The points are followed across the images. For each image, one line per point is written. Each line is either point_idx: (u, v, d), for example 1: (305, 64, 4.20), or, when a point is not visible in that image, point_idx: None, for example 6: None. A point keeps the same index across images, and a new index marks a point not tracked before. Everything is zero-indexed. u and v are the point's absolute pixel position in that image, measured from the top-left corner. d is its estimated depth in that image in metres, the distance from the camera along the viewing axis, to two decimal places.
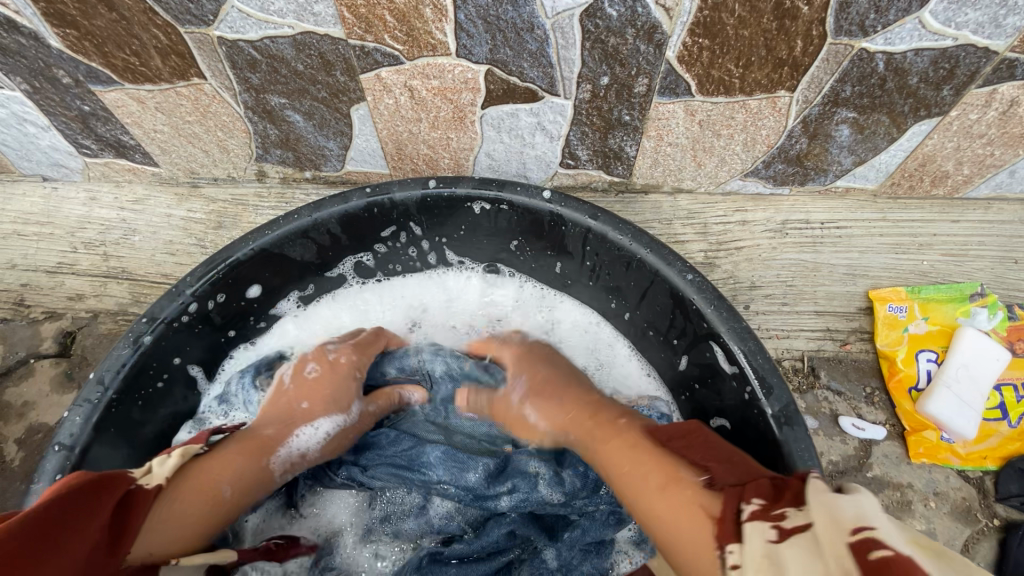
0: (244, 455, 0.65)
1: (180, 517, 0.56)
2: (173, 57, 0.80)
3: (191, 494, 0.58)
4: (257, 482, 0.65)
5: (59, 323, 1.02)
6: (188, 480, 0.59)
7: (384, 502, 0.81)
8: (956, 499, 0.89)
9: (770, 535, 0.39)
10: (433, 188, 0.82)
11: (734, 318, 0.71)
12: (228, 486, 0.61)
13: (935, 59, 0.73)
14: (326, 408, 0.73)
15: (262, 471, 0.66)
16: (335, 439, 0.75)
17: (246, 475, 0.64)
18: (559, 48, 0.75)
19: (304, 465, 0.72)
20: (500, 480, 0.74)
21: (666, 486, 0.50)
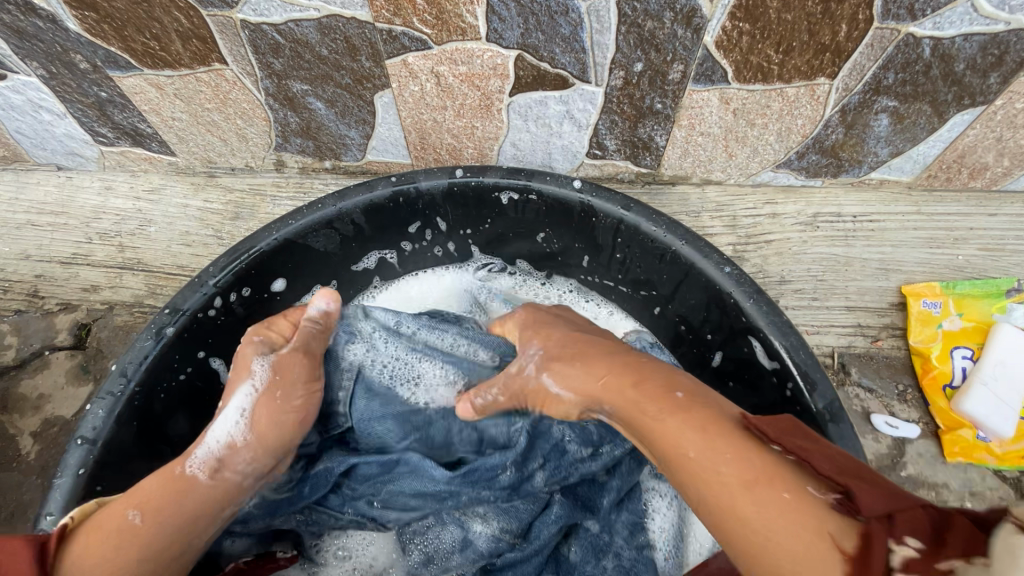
0: (151, 479, 0.61)
1: (91, 554, 0.53)
2: (195, 41, 0.77)
3: (98, 526, 0.56)
4: (182, 492, 0.61)
5: (74, 315, 1.00)
6: (92, 519, 0.57)
7: (421, 544, 0.76)
8: (993, 499, 0.87)
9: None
10: (460, 177, 0.80)
11: (775, 312, 0.69)
12: (134, 510, 0.57)
13: (984, 44, 0.70)
14: (238, 384, 0.70)
15: (179, 480, 0.61)
16: (256, 411, 0.69)
17: (157, 491, 0.60)
18: (593, 33, 0.72)
19: (243, 453, 0.67)
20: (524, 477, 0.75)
21: (755, 482, 0.43)
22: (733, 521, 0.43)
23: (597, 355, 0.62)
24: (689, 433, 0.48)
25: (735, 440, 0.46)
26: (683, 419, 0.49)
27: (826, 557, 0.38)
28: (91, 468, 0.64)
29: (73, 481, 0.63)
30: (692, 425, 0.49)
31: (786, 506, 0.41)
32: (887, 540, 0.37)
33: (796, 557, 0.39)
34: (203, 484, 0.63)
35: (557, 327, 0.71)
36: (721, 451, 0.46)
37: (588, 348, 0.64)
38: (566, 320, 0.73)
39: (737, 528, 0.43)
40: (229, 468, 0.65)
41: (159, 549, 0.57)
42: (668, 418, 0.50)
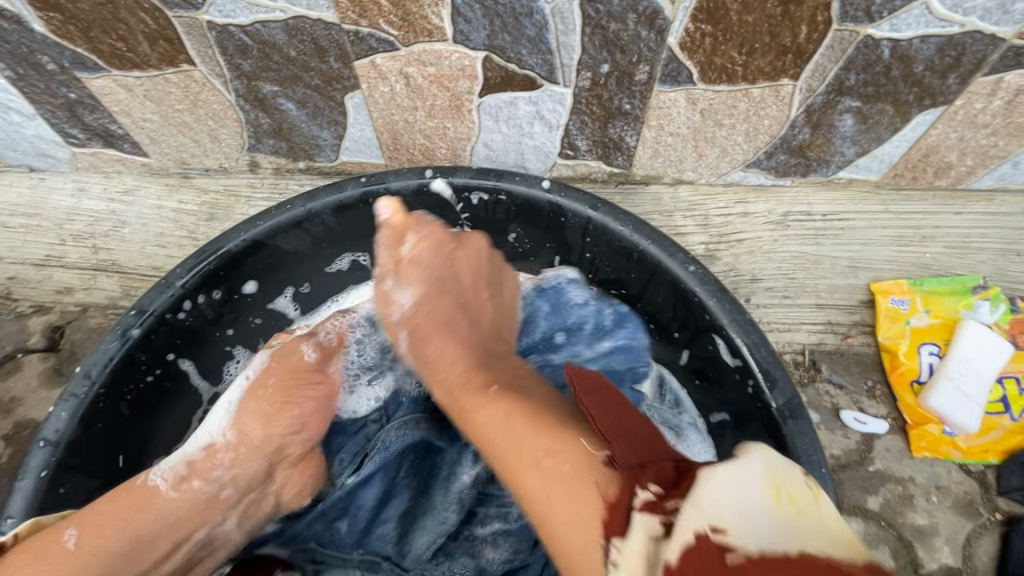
0: (119, 490, 0.65)
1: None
2: (162, 42, 0.77)
3: (35, 545, 0.59)
4: (135, 510, 0.63)
5: (47, 318, 0.99)
6: (37, 534, 0.60)
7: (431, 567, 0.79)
8: (959, 493, 0.88)
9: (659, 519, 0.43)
10: (430, 178, 0.80)
11: (737, 310, 0.70)
12: (72, 529, 0.60)
13: (941, 46, 0.71)
14: (249, 401, 0.72)
15: (138, 493, 0.64)
16: (244, 406, 0.72)
17: (103, 510, 0.62)
18: (558, 34, 0.73)
19: (222, 453, 0.69)
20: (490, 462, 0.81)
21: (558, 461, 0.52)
22: (530, 495, 0.52)
23: (448, 329, 0.72)
24: (500, 429, 0.58)
25: (548, 435, 0.55)
26: (501, 416, 0.59)
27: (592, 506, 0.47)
28: (53, 471, 0.65)
29: (35, 483, 0.64)
30: (510, 412, 0.58)
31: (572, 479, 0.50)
32: (634, 489, 0.46)
33: (568, 525, 0.48)
34: (164, 497, 0.65)
35: (450, 275, 0.76)
36: (523, 445, 0.55)
37: (439, 317, 0.73)
38: (456, 260, 0.77)
39: (530, 502, 0.52)
40: (197, 476, 0.68)
41: (93, 573, 0.59)
42: (495, 406, 0.60)
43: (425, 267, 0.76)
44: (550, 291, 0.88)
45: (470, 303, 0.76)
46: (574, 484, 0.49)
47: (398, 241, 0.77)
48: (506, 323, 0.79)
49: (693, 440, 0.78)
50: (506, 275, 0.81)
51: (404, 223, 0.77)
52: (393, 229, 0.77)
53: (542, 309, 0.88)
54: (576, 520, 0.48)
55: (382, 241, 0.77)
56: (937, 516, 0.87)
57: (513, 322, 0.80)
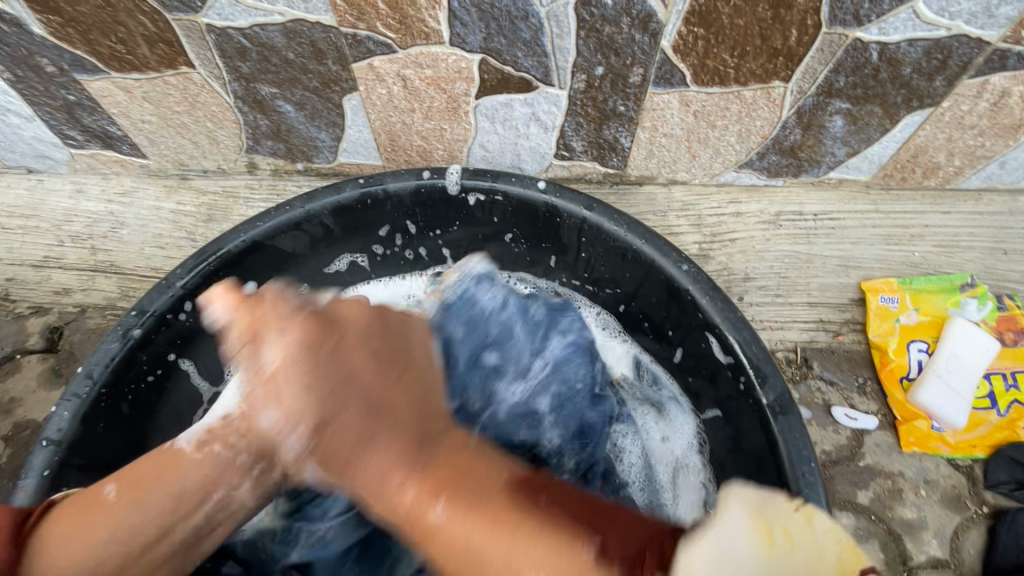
0: (146, 458, 0.62)
1: (66, 530, 0.56)
2: (161, 45, 0.78)
3: (71, 509, 0.58)
4: (164, 472, 0.60)
5: (46, 318, 1.00)
6: (76, 495, 0.59)
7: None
8: (947, 487, 0.90)
9: None
10: (427, 179, 0.81)
11: (729, 308, 0.71)
12: (111, 484, 0.59)
13: (928, 49, 0.73)
14: (257, 377, 0.65)
15: (162, 456, 0.61)
16: (261, 384, 0.65)
17: (139, 470, 0.60)
18: (553, 37, 0.74)
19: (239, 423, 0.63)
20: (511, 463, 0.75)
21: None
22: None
23: (368, 434, 0.53)
24: (459, 550, 0.47)
25: (507, 543, 0.46)
26: (455, 540, 0.47)
27: None
28: (56, 469, 0.65)
29: (38, 481, 0.64)
30: (478, 522, 0.47)
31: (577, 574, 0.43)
32: None
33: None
34: (189, 458, 0.61)
35: (342, 360, 0.56)
36: (494, 563, 0.45)
37: (346, 416, 0.54)
38: (345, 352, 0.57)
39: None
40: (219, 442, 0.62)
41: (132, 528, 0.57)
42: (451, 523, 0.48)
43: (323, 338, 0.57)
44: (458, 304, 0.84)
45: (382, 399, 0.56)
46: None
47: (253, 350, 0.56)
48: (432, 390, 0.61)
49: (674, 414, 0.84)
50: (410, 329, 0.67)
51: (253, 318, 0.57)
52: (244, 330, 0.57)
53: (458, 332, 0.83)
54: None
55: (241, 353, 0.57)
56: (926, 510, 0.89)
57: (437, 385, 0.63)
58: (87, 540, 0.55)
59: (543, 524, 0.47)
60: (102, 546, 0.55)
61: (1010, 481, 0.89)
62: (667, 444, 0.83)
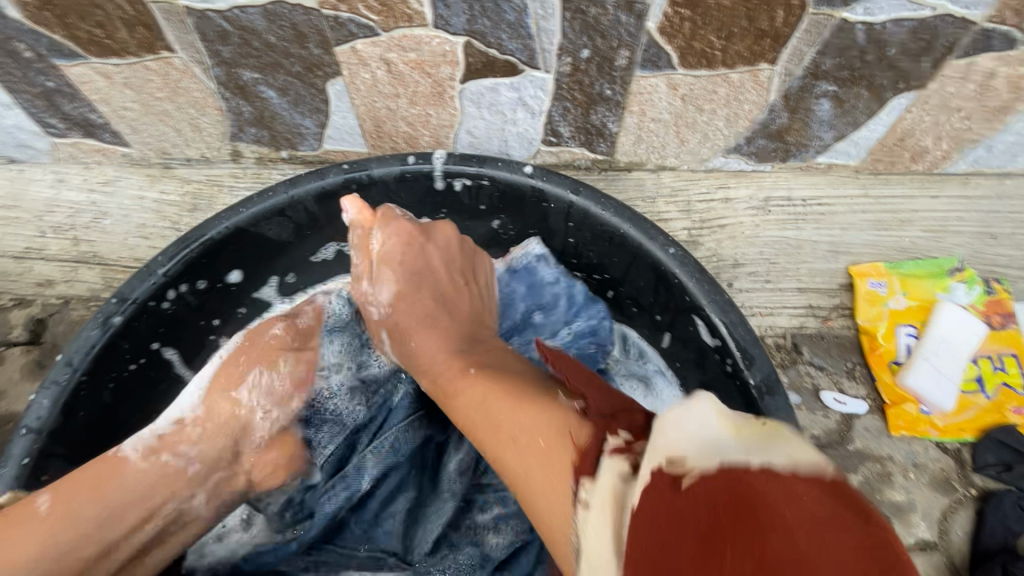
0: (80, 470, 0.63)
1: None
2: (139, 28, 0.77)
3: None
4: (107, 484, 0.63)
5: (29, 310, 0.98)
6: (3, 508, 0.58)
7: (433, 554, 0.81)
8: (935, 470, 0.90)
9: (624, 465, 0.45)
10: (413, 163, 0.80)
11: (717, 290, 0.70)
12: (43, 497, 0.59)
13: (914, 29, 0.72)
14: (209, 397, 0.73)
15: (109, 463, 0.64)
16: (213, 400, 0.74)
17: (80, 481, 0.62)
18: (538, 19, 0.73)
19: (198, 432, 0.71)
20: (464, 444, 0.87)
21: (523, 407, 0.57)
22: (511, 470, 0.54)
23: (445, 313, 0.77)
24: (476, 405, 0.62)
25: (515, 402, 0.58)
26: (467, 395, 0.64)
27: (563, 459, 0.50)
28: (35, 458, 0.64)
29: (17, 470, 0.63)
30: (503, 393, 0.60)
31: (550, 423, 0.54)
32: (605, 437, 0.49)
33: (543, 484, 0.50)
34: (135, 466, 0.66)
35: (417, 276, 0.80)
36: (500, 416, 0.58)
37: (419, 292, 0.78)
38: (429, 251, 0.80)
39: (513, 473, 0.54)
40: (174, 448, 0.69)
41: (62, 544, 0.58)
42: (482, 388, 0.62)
43: (441, 246, 0.81)
44: (522, 271, 0.90)
45: (448, 295, 0.80)
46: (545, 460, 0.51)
47: (369, 248, 0.79)
48: (485, 309, 0.83)
49: (659, 386, 0.84)
50: (481, 259, 0.86)
51: (372, 220, 0.77)
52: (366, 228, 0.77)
53: (518, 291, 0.91)
54: (548, 479, 0.50)
55: (362, 263, 0.80)
56: (914, 493, 0.89)
57: (492, 308, 0.84)
58: (19, 550, 0.56)
59: (538, 417, 0.56)
60: (35, 559, 0.56)
61: (997, 463, 0.89)
62: None
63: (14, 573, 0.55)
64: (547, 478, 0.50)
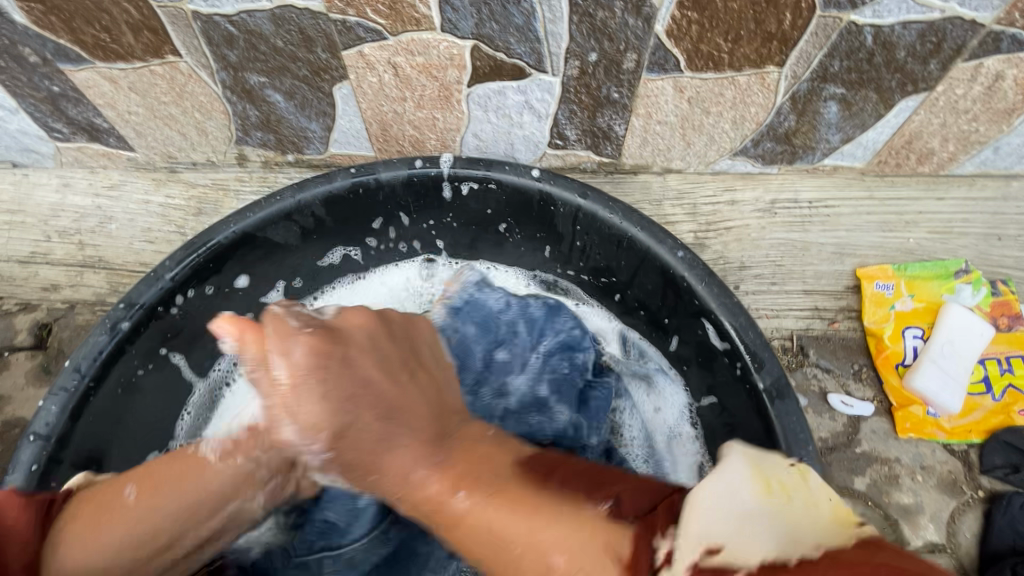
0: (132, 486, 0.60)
1: (85, 529, 0.58)
2: (146, 33, 0.76)
3: (85, 516, 0.59)
4: (183, 477, 0.62)
5: (34, 315, 0.98)
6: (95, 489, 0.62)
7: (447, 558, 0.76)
8: (943, 472, 0.90)
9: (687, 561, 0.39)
10: (420, 167, 0.80)
11: (725, 294, 0.71)
12: (130, 487, 0.60)
13: (923, 32, 0.72)
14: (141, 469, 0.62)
15: (186, 460, 0.63)
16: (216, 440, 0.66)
17: (158, 473, 0.62)
18: (546, 22, 0.73)
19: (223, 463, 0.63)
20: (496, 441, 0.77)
21: (535, 520, 0.46)
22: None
23: (406, 395, 0.57)
24: (484, 534, 0.47)
25: (526, 522, 0.46)
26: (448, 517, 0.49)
27: (606, 572, 0.42)
28: (44, 463, 0.65)
29: (26, 476, 0.63)
30: (500, 508, 0.47)
31: (579, 535, 0.44)
32: (652, 538, 0.43)
33: None
34: (210, 465, 0.63)
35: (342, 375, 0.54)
36: (516, 542, 0.46)
37: (368, 395, 0.55)
38: (354, 360, 0.56)
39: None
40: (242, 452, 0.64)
41: (146, 531, 0.59)
42: (474, 502, 0.49)
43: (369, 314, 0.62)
44: (465, 308, 0.85)
45: (386, 391, 0.56)
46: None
47: (266, 360, 0.55)
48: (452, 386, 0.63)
49: (664, 385, 0.84)
50: (417, 327, 0.67)
51: (247, 331, 0.57)
52: (242, 336, 0.57)
53: (471, 330, 0.83)
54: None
55: (252, 374, 0.56)
56: (922, 495, 0.89)
57: (447, 380, 0.63)
58: (103, 537, 0.58)
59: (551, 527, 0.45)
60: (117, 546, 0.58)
61: (1005, 465, 0.89)
62: (660, 414, 0.84)
63: (106, 556, 0.58)
64: None
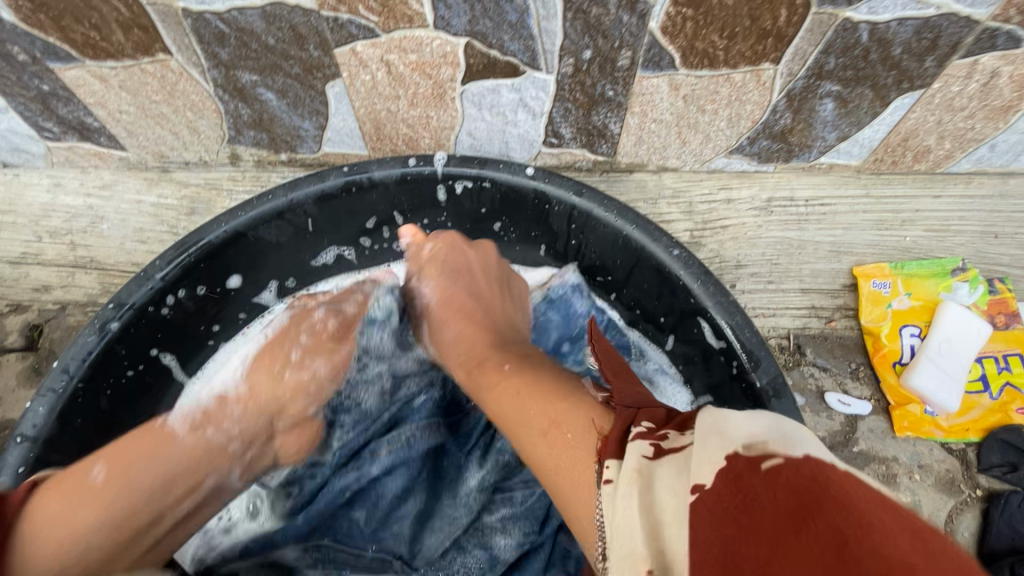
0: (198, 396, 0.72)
1: (52, 512, 0.55)
2: (136, 30, 0.76)
3: (53, 494, 0.57)
4: (152, 452, 0.62)
5: (25, 316, 0.97)
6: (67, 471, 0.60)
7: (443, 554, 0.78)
8: (941, 471, 0.90)
9: (648, 452, 0.41)
10: (413, 166, 0.79)
11: (722, 292, 0.70)
12: (101, 466, 0.59)
13: (918, 28, 0.72)
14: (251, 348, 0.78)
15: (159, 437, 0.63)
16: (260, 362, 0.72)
17: (128, 448, 0.61)
18: (540, 19, 0.72)
19: (234, 409, 0.68)
20: (486, 453, 0.83)
21: (548, 431, 0.51)
22: (540, 460, 0.51)
23: (483, 308, 0.76)
24: (506, 404, 0.59)
25: (540, 403, 0.55)
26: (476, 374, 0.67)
27: (585, 445, 0.47)
28: (32, 465, 0.63)
29: (14, 478, 0.62)
30: (517, 397, 0.57)
31: (570, 437, 0.49)
32: (627, 425, 0.46)
33: (570, 480, 0.46)
34: (181, 441, 0.64)
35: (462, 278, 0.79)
36: (529, 413, 0.54)
37: (472, 305, 0.76)
38: (472, 267, 0.80)
39: (539, 465, 0.51)
40: (213, 424, 0.67)
41: (121, 510, 0.58)
42: (509, 377, 0.62)
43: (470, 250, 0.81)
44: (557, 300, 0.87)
45: (483, 293, 0.78)
46: (562, 475, 0.47)
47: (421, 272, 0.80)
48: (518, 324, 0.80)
49: (666, 386, 0.83)
50: (514, 286, 0.84)
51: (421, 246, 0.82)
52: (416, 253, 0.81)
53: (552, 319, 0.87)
54: (571, 479, 0.46)
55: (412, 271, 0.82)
56: (920, 494, 0.89)
57: (516, 319, 0.80)
58: (78, 518, 0.56)
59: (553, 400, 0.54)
60: (92, 528, 0.56)
61: (1003, 463, 0.89)
62: None
63: (80, 540, 0.56)
64: (571, 475, 0.47)
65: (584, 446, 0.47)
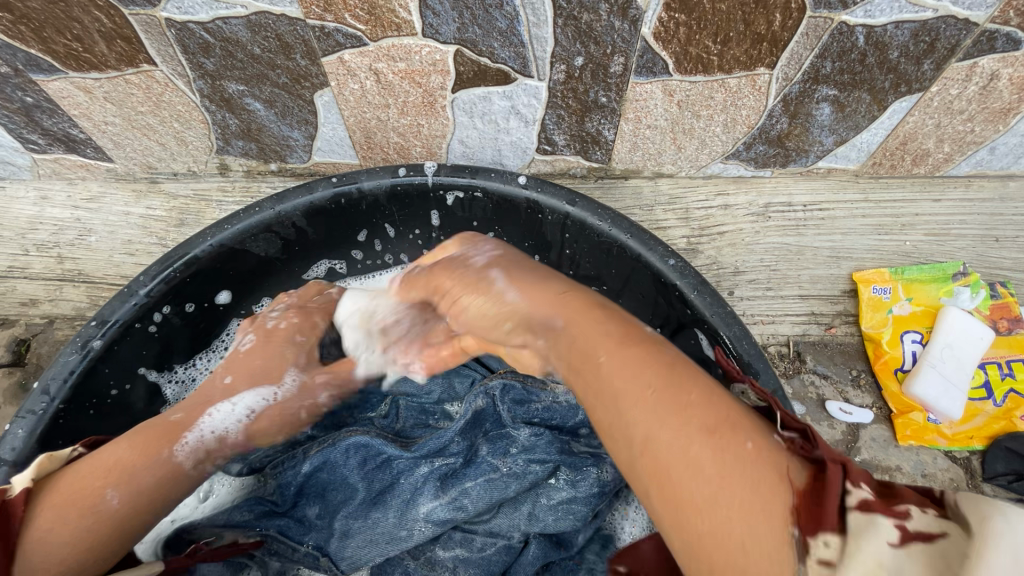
0: (182, 410, 0.63)
1: (63, 527, 0.50)
2: (119, 41, 0.74)
3: (59, 510, 0.51)
4: (166, 475, 0.58)
5: (11, 331, 0.95)
6: (63, 479, 0.54)
7: (375, 551, 0.69)
8: (945, 480, 0.88)
9: (892, 537, 0.33)
10: (403, 176, 0.78)
11: (719, 302, 0.68)
12: (115, 491, 0.53)
13: (916, 32, 0.70)
14: (249, 381, 0.68)
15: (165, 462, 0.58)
16: (261, 418, 0.69)
17: (139, 471, 0.56)
18: (530, 26, 0.71)
19: (229, 450, 0.66)
20: (449, 484, 0.70)
21: (716, 433, 0.38)
22: (690, 471, 0.37)
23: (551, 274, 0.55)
24: (638, 379, 0.42)
25: (695, 400, 0.40)
26: (569, 347, 0.46)
27: (772, 482, 0.36)
28: None
29: None
30: (659, 374, 0.42)
31: (749, 455, 0.37)
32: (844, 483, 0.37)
33: (741, 530, 0.35)
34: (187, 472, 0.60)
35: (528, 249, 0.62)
36: (689, 405, 0.40)
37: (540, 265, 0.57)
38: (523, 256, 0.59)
39: (687, 474, 0.37)
40: (211, 461, 0.63)
41: (134, 529, 0.54)
42: (634, 348, 0.44)
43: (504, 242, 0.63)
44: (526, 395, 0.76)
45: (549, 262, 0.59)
46: (737, 509, 0.35)
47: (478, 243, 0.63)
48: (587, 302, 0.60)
49: None
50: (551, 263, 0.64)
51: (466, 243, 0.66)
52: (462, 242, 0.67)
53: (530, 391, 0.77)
54: (743, 511, 0.35)
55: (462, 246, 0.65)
56: None
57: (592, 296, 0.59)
58: (96, 534, 0.52)
59: (705, 401, 0.40)
60: (108, 541, 0.53)
61: (1008, 472, 0.87)
62: None
63: (98, 550, 0.52)
64: (741, 520, 0.35)
65: (775, 489, 0.36)
